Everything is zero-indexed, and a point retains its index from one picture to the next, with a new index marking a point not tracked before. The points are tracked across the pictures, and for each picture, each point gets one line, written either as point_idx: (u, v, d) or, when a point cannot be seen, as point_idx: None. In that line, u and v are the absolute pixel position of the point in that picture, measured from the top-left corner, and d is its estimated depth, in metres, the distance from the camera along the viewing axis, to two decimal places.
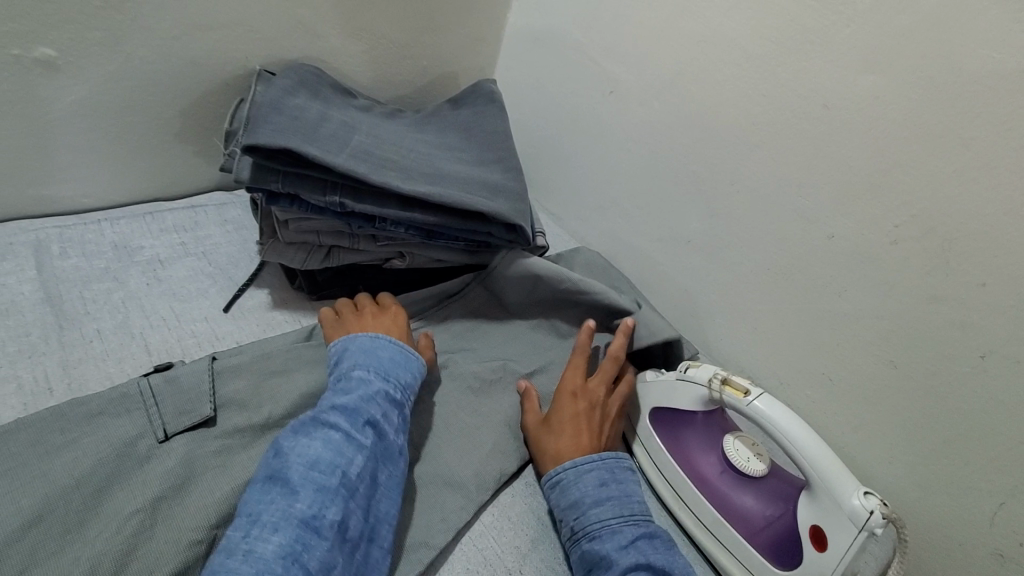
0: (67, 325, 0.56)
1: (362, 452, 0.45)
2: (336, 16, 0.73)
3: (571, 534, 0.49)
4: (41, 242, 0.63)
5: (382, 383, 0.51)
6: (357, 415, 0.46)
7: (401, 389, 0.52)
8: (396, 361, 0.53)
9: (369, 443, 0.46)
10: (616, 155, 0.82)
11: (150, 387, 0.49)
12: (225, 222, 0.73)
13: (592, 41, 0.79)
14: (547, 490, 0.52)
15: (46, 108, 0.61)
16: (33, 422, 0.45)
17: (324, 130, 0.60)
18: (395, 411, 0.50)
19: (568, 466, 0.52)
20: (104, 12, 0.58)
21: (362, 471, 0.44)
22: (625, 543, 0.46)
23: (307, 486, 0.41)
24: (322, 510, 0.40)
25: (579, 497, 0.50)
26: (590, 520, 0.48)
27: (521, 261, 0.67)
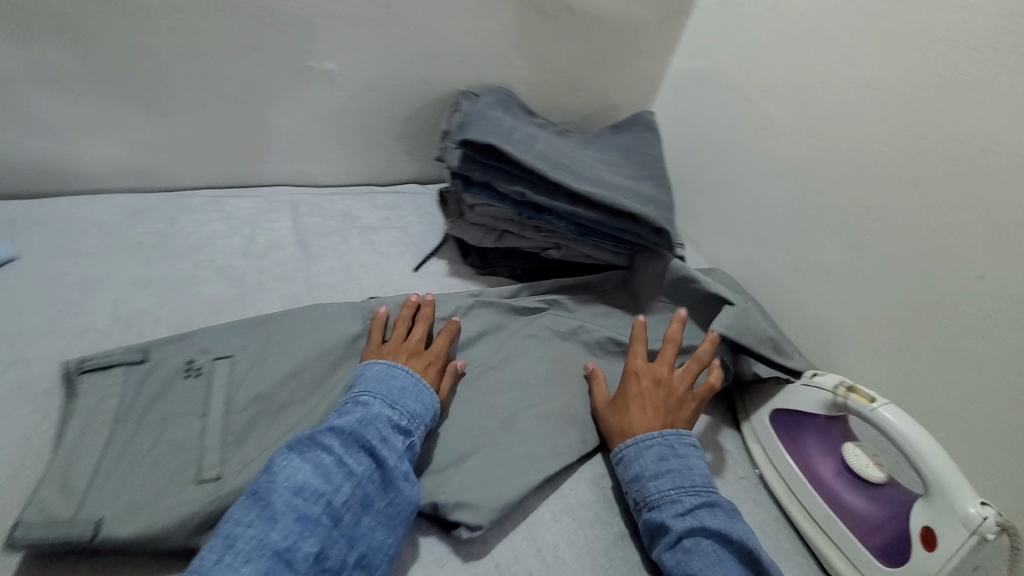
0: (310, 261, 0.75)
1: (352, 478, 0.47)
2: (531, 52, 0.89)
3: (635, 504, 0.55)
4: (296, 202, 0.85)
5: (387, 410, 0.52)
6: (349, 441, 0.48)
7: (408, 418, 0.53)
8: (405, 392, 0.55)
9: (359, 471, 0.47)
10: (760, 187, 0.88)
11: (370, 305, 0.65)
12: (419, 207, 0.91)
13: (751, 83, 0.87)
14: (615, 468, 0.58)
15: (320, 106, 0.83)
16: (296, 316, 0.62)
17: (516, 136, 0.74)
18: (396, 436, 0.52)
19: (628, 444, 0.57)
20: (374, 40, 0.79)
21: (348, 499, 0.46)
22: (682, 510, 0.52)
23: (286, 513, 0.43)
24: (299, 539, 0.43)
25: (638, 471, 0.55)
26: (649, 492, 0.54)
27: (658, 259, 0.76)
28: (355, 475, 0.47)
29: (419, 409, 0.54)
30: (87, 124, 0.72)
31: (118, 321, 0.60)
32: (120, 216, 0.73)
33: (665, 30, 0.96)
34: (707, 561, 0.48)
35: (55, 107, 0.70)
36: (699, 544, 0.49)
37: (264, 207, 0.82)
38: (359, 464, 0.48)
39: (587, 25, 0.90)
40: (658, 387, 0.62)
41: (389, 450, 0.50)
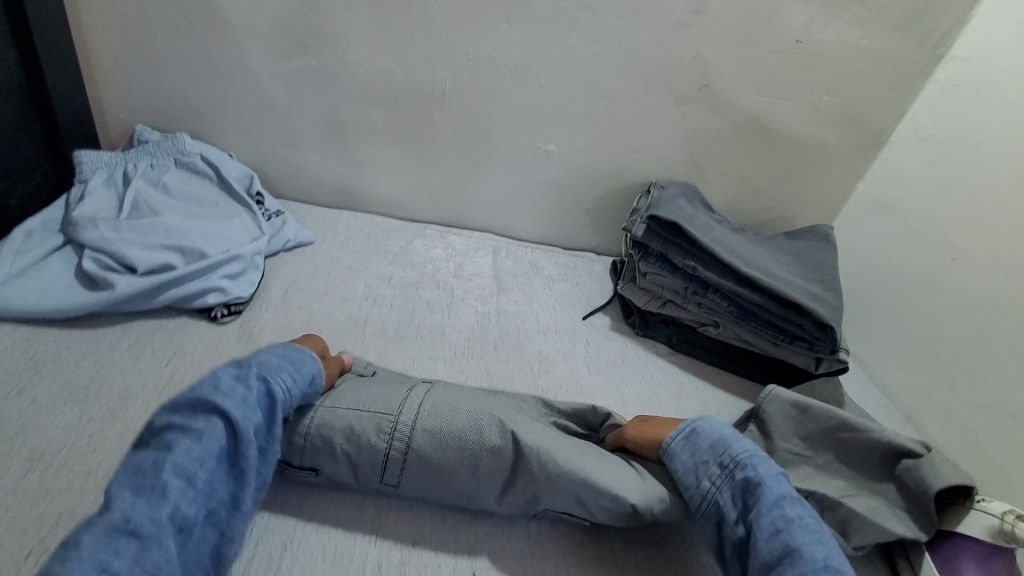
0: (502, 292, 0.92)
1: (198, 436, 0.49)
2: (720, 159, 1.03)
3: (722, 470, 0.58)
4: (497, 247, 1.05)
5: (227, 374, 0.54)
6: (194, 406, 0.51)
7: (260, 376, 0.55)
8: (260, 353, 0.57)
9: (210, 429, 0.50)
10: (942, 315, 0.87)
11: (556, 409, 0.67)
12: (593, 271, 1.05)
13: (943, 214, 0.89)
14: (680, 441, 0.61)
15: (536, 177, 1.03)
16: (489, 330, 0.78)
17: (697, 221, 0.86)
18: (246, 391, 0.53)
19: (705, 419, 0.63)
20: (589, 133, 0.99)
21: (197, 456, 0.48)
22: (774, 473, 0.57)
23: (130, 486, 0.46)
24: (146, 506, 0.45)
25: (720, 439, 0.60)
26: (739, 457, 0.58)
27: (786, 394, 0.67)
28: (200, 434, 0.49)
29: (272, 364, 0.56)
30: (375, 164, 1.01)
31: (368, 299, 0.81)
32: (377, 232, 0.98)
33: (855, 158, 1.03)
34: (809, 531, 0.52)
35: (363, 149, 0.99)
36: (797, 512, 0.53)
37: (474, 246, 1.03)
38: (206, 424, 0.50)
39: (778, 142, 1.01)
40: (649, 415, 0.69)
41: (234, 403, 0.51)
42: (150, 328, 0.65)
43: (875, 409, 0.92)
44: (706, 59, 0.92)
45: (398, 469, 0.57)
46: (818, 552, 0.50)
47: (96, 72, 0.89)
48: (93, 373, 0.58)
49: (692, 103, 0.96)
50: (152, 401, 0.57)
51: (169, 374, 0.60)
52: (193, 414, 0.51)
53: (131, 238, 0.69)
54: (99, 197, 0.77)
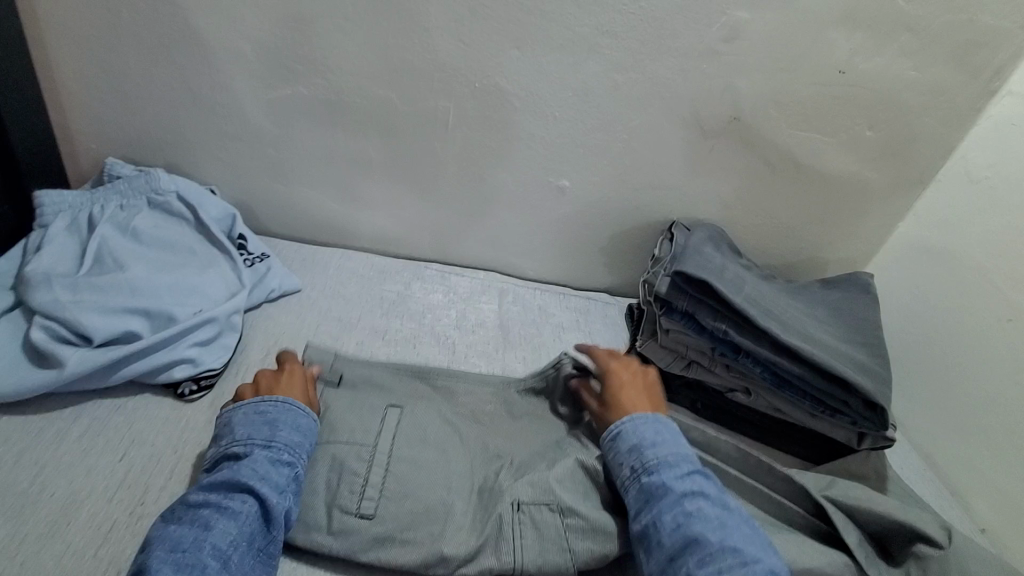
0: (508, 346, 0.84)
1: (233, 517, 0.47)
2: (748, 196, 0.93)
3: (631, 472, 0.56)
4: (503, 290, 0.96)
5: (262, 449, 0.52)
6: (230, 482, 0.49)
7: (289, 452, 0.53)
8: (284, 424, 0.54)
9: (243, 509, 0.48)
10: (998, 383, 0.78)
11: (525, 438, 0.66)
12: (607, 316, 0.97)
13: (1000, 268, 0.80)
14: (606, 442, 0.59)
15: (546, 213, 0.95)
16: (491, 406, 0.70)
17: (726, 275, 0.77)
18: (279, 470, 0.51)
19: (625, 420, 0.59)
20: (606, 168, 0.90)
21: (233, 539, 0.46)
22: (683, 473, 0.54)
23: (162, 569, 0.42)
24: None
25: (636, 441, 0.57)
26: (648, 458, 0.55)
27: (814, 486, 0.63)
28: (237, 515, 0.47)
29: (301, 438, 0.54)
30: (371, 199, 0.92)
31: None
32: (373, 274, 0.90)
33: (897, 199, 0.94)
34: (710, 526, 0.50)
35: (358, 183, 0.90)
36: (700, 508, 0.51)
37: (478, 289, 0.95)
38: (242, 504, 0.48)
39: (813, 181, 0.92)
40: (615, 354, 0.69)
41: (269, 484, 0.50)
42: (106, 410, 0.58)
43: (919, 480, 0.83)
44: (738, 90, 0.83)
45: (375, 492, 0.54)
46: (717, 549, 0.48)
47: (64, 101, 0.81)
48: (34, 476, 0.51)
49: (721, 137, 0.87)
50: (100, 511, 0.49)
51: (123, 474, 0.52)
52: (226, 493, 0.48)
53: (89, 300, 0.61)
54: (59, 246, 0.69)
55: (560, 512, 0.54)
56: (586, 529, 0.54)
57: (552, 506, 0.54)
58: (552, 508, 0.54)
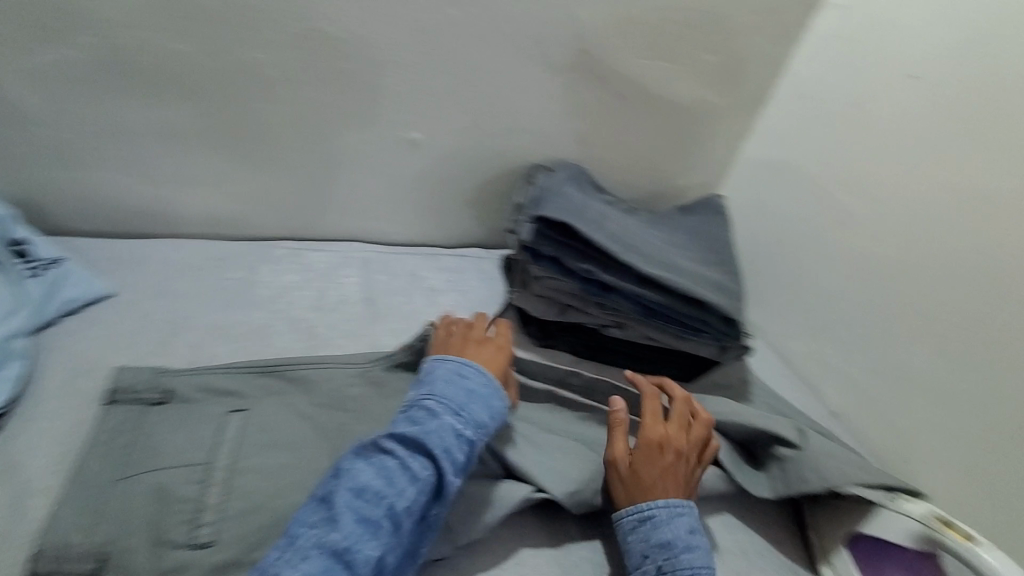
0: (376, 319, 0.78)
1: (414, 485, 0.49)
2: (605, 131, 0.92)
3: (656, 572, 0.53)
4: (367, 260, 0.89)
5: (452, 416, 0.53)
6: (409, 439, 0.50)
7: (472, 427, 0.53)
8: (472, 395, 0.56)
9: (421, 476, 0.49)
10: (837, 282, 0.85)
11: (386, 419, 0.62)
12: (482, 271, 0.93)
13: (831, 176, 0.86)
14: (632, 522, 0.56)
15: (401, 171, 0.87)
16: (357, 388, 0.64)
17: (588, 214, 0.76)
18: (462, 448, 0.52)
19: (660, 505, 0.56)
20: (458, 115, 0.84)
21: (408, 503, 0.48)
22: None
23: (348, 510, 0.46)
24: (358, 541, 0.45)
25: (670, 538, 0.54)
26: (680, 563, 0.52)
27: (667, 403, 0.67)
28: (416, 479, 0.49)
29: (484, 416, 0.55)
30: (193, 176, 0.79)
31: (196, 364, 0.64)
32: (209, 263, 0.79)
33: (741, 119, 0.97)
34: None
35: (172, 161, 0.77)
36: None
37: (338, 262, 0.87)
38: (422, 469, 0.50)
39: (664, 110, 0.92)
40: (683, 425, 0.61)
41: (449, 459, 0.51)
42: None
43: (779, 380, 0.90)
44: (581, 20, 0.79)
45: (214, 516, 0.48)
46: None
47: None
48: None
49: (570, 72, 0.84)
50: None
51: None
52: (410, 451, 0.50)
53: None
54: None
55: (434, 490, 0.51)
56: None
57: (424, 486, 0.51)
58: (423, 487, 0.51)
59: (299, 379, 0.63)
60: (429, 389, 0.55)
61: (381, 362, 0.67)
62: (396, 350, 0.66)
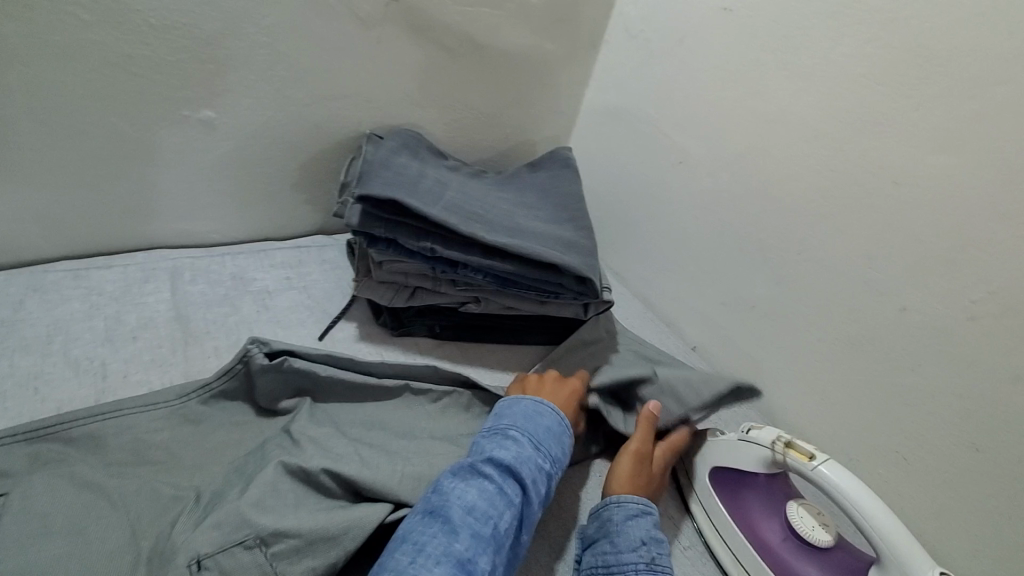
0: (191, 341, 0.66)
1: (512, 507, 0.46)
2: (436, 89, 0.84)
3: (647, 560, 0.49)
4: (176, 269, 0.75)
5: (536, 449, 0.52)
6: (509, 466, 0.49)
7: (552, 462, 0.53)
8: (551, 433, 0.55)
9: (517, 499, 0.47)
10: (682, 221, 0.86)
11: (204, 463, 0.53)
12: (324, 261, 0.83)
13: (665, 116, 0.85)
14: (634, 509, 0.53)
15: (199, 157, 0.73)
16: (165, 432, 0.53)
17: (423, 185, 0.69)
18: (544, 479, 0.51)
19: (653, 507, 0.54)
20: (256, 83, 0.71)
21: (508, 524, 0.45)
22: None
23: (463, 529, 0.43)
24: (476, 556, 0.42)
25: (662, 538, 0.52)
26: (666, 562, 0.49)
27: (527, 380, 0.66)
28: (512, 500, 0.47)
29: (561, 452, 0.54)
30: None
31: None
32: None
33: (576, 64, 0.93)
34: None
35: None
36: None
37: (136, 277, 0.72)
38: (517, 492, 0.48)
39: (495, 60, 0.86)
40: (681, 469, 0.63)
41: (534, 485, 0.49)
42: None
43: (644, 325, 0.91)
44: None
45: None
46: None
47: None
48: None
49: (381, 23, 0.74)
50: None
51: None
52: (503, 473, 0.48)
53: None
54: None
55: (260, 543, 0.44)
56: (298, 548, 0.44)
57: (246, 542, 0.43)
58: (247, 544, 0.43)
59: (81, 438, 0.51)
60: (511, 422, 0.54)
61: (194, 395, 0.57)
62: (209, 380, 0.57)
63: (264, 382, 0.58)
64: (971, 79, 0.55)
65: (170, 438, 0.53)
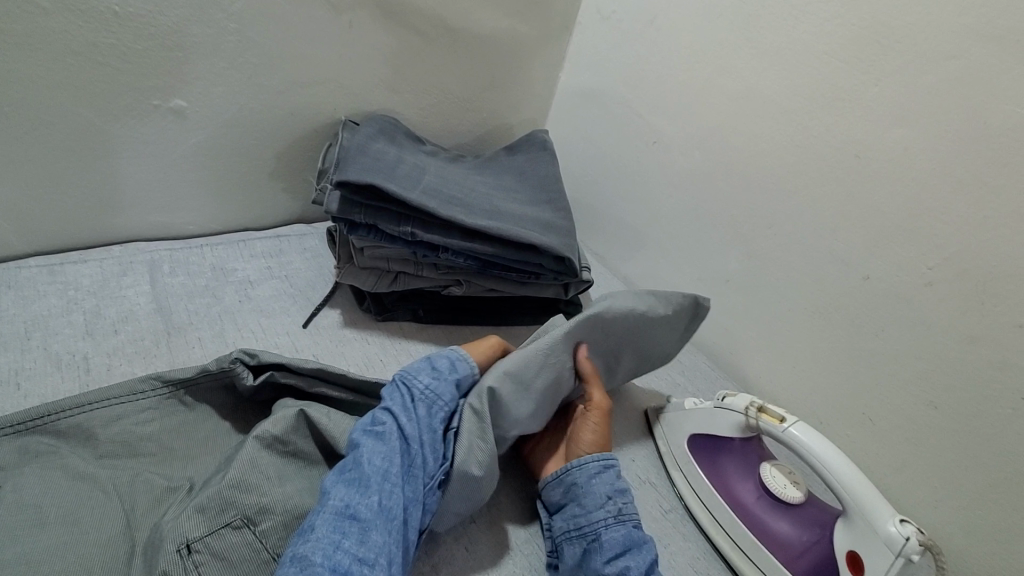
0: (173, 333, 0.66)
1: (380, 438, 0.50)
2: (410, 73, 0.83)
3: (615, 514, 0.53)
4: (155, 261, 0.74)
5: (398, 384, 0.55)
6: (370, 416, 0.52)
7: (420, 383, 0.56)
8: (422, 364, 0.58)
9: (384, 431, 0.50)
10: (658, 200, 0.88)
11: (192, 449, 0.54)
12: (304, 249, 0.83)
13: (638, 96, 0.87)
14: (597, 467, 0.57)
15: (172, 148, 0.72)
16: (153, 422, 0.54)
17: (401, 170, 0.69)
18: (417, 402, 0.54)
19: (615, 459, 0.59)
20: (227, 71, 0.70)
21: (384, 456, 0.49)
22: (651, 564, 0.51)
23: (338, 481, 0.47)
24: (354, 498, 0.45)
25: (624, 487, 0.56)
26: (630, 509, 0.54)
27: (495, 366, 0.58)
28: (379, 436, 0.50)
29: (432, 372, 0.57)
30: None
31: None
32: None
33: (550, 46, 0.94)
34: None
35: None
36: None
37: (114, 270, 0.71)
38: (383, 427, 0.51)
39: (469, 43, 0.86)
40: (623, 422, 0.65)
41: (400, 411, 0.52)
42: None
43: None
44: None
45: None
46: None
47: None
48: None
49: (353, 7, 0.73)
50: None
51: None
52: (370, 419, 0.52)
53: None
54: None
55: (249, 522, 0.45)
56: (285, 524, 0.47)
57: (235, 523, 0.45)
58: (235, 524, 0.45)
59: (70, 430, 0.50)
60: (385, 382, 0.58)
61: (179, 386, 0.55)
62: (194, 375, 0.55)
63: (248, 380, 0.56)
64: (926, 54, 0.57)
65: (158, 428, 0.54)
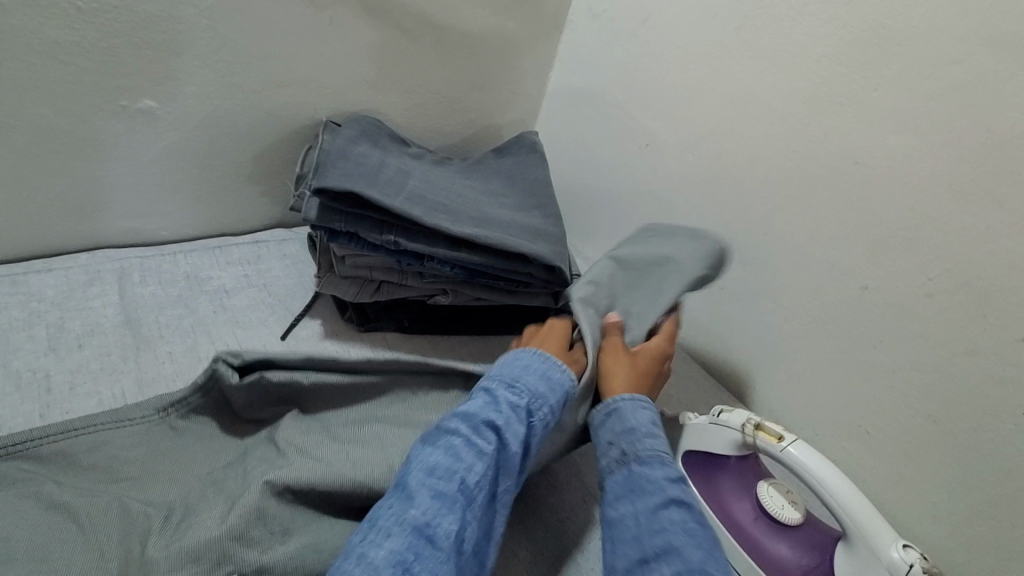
0: (143, 347, 0.62)
1: (483, 458, 0.47)
2: (394, 72, 0.80)
3: (620, 455, 0.52)
4: (124, 270, 0.71)
5: (510, 390, 0.53)
6: (478, 420, 0.49)
7: (535, 399, 0.53)
8: (531, 371, 0.55)
9: (487, 449, 0.47)
10: (650, 204, 0.86)
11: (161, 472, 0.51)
12: (284, 256, 0.79)
13: (631, 97, 0.84)
14: (602, 417, 0.57)
15: (141, 151, 0.69)
16: (119, 446, 0.51)
17: (384, 176, 0.66)
18: (524, 418, 0.51)
19: (622, 397, 0.57)
20: (199, 70, 0.67)
21: (478, 477, 0.46)
22: (653, 507, 0.47)
23: (423, 488, 0.44)
24: (437, 517, 0.43)
25: (635, 424, 0.54)
26: (639, 445, 0.51)
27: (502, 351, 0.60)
28: (480, 452, 0.47)
29: (544, 386, 0.54)
30: None
31: None
32: None
33: (540, 44, 0.91)
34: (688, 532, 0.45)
35: None
36: (682, 517, 0.46)
37: (80, 280, 0.68)
38: (489, 442, 0.48)
39: (456, 42, 0.82)
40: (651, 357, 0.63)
41: (509, 426, 0.49)
42: None
43: None
44: None
45: None
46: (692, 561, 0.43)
47: None
48: None
49: (333, 3, 0.70)
50: None
51: None
52: (476, 427, 0.49)
53: None
54: None
55: None
56: None
57: None
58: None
59: (44, 456, 0.48)
60: (489, 375, 0.55)
61: (166, 409, 0.54)
62: (183, 394, 0.54)
63: (241, 394, 0.55)
64: (928, 58, 0.55)
65: (125, 452, 0.51)
